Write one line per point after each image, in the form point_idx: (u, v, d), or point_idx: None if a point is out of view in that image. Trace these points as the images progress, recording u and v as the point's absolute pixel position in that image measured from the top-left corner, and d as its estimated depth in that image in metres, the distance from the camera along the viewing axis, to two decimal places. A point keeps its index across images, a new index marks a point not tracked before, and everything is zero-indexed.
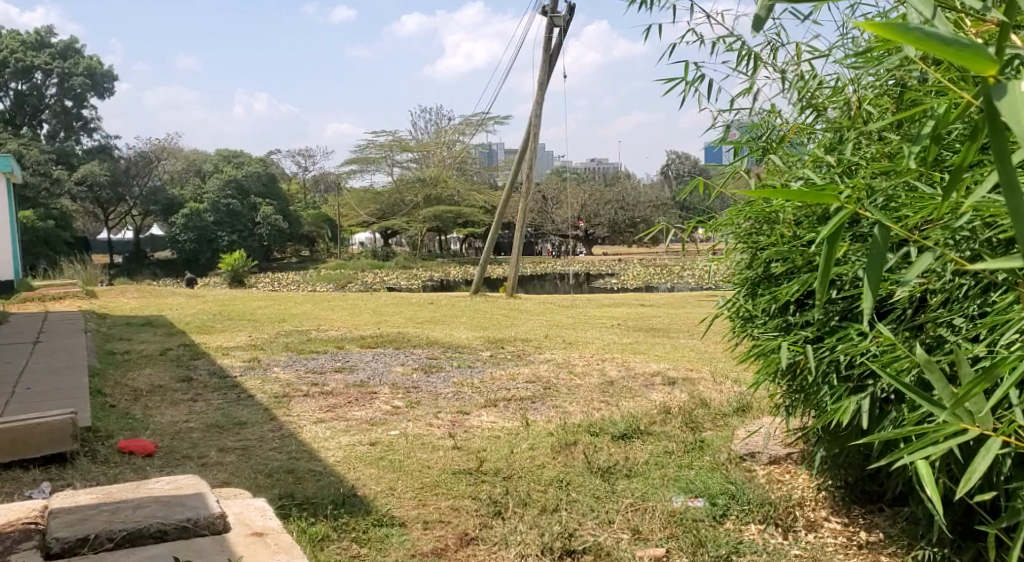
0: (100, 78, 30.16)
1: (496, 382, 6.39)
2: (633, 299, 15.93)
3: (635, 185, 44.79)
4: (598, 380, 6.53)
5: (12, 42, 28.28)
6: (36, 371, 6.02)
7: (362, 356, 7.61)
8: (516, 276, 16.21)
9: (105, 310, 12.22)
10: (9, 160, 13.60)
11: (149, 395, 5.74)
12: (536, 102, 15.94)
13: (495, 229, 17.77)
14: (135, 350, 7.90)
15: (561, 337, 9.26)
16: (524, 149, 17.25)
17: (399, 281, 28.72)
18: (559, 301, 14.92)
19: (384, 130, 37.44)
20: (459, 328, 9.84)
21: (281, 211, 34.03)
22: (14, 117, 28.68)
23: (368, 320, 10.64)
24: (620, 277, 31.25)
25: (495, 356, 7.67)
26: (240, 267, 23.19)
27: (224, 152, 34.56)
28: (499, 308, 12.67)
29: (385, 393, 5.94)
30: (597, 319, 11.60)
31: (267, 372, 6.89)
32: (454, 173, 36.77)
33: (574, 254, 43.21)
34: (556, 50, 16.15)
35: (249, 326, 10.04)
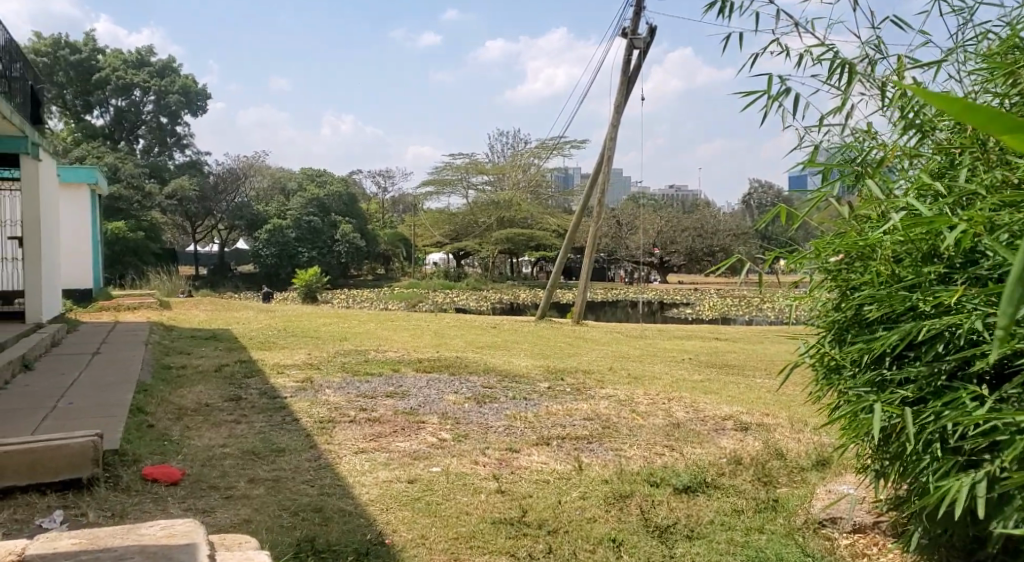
0: (195, 96, 31.22)
1: (553, 418, 5.99)
2: (706, 332, 15.27)
3: (713, 213, 43.81)
4: (662, 420, 6.06)
5: (114, 61, 29.54)
6: (84, 385, 5.92)
7: (417, 381, 7.30)
8: (584, 302, 15.75)
9: (174, 321, 12.32)
10: (94, 173, 14.30)
11: (193, 415, 5.55)
12: (612, 125, 15.56)
13: (564, 253, 17.38)
14: (191, 365, 7.81)
15: (627, 371, 8.79)
16: (597, 173, 16.88)
17: (469, 302, 28.60)
18: (629, 331, 14.42)
19: (461, 152, 37.58)
20: (520, 356, 9.48)
21: (359, 230, 34.47)
22: (112, 132, 29.92)
23: (429, 343, 10.37)
24: (695, 307, 30.44)
25: (555, 388, 7.27)
26: (314, 283, 23.30)
27: (308, 171, 35.22)
28: (564, 336, 12.26)
29: (433, 424, 5.60)
30: (666, 353, 11.07)
31: (317, 393, 6.65)
32: (529, 197, 36.56)
33: (648, 282, 42.44)
34: (635, 73, 15.78)
35: (309, 343, 9.90)
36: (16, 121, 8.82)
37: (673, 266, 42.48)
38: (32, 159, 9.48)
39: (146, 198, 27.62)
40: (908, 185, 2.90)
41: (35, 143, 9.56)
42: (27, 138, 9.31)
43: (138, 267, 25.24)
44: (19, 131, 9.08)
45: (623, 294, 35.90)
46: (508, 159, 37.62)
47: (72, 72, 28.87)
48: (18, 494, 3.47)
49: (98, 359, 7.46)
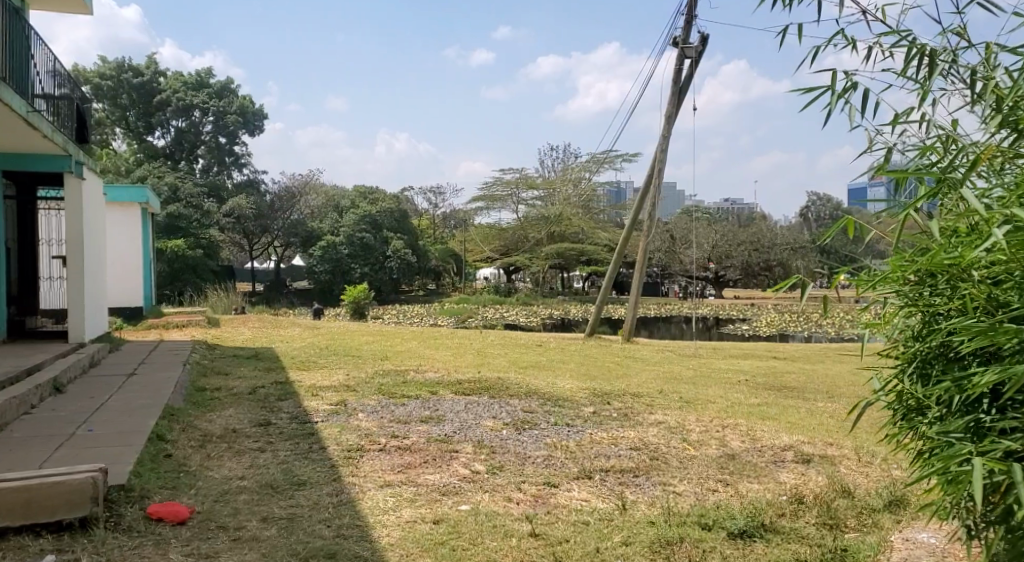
0: (252, 117, 31.64)
1: (597, 447, 5.58)
2: (763, 350, 14.62)
3: (770, 226, 42.75)
4: (716, 451, 5.59)
5: (175, 83, 30.18)
6: (110, 409, 5.75)
7: (454, 405, 6.95)
8: (635, 318, 15.21)
9: (219, 340, 12.25)
10: (145, 192, 14.53)
11: (217, 442, 5.30)
12: (663, 136, 15.10)
13: (613, 268, 16.87)
14: (226, 387, 7.60)
15: (678, 394, 8.31)
16: (648, 185, 16.39)
17: (519, 318, 28.26)
18: (680, 350, 13.87)
19: (512, 167, 37.36)
20: (566, 377, 9.06)
21: (411, 245, 34.42)
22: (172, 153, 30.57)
23: (471, 362, 10.04)
24: (751, 323, 29.60)
25: (600, 413, 6.85)
26: (362, 299, 23.28)
27: (360, 188, 35.44)
28: (613, 355, 11.80)
29: (467, 453, 5.25)
30: (721, 374, 10.52)
31: (349, 418, 6.35)
32: (579, 211, 36.15)
33: (703, 297, 41.54)
34: (687, 83, 15.32)
35: (349, 363, 9.65)
36: (60, 141, 8.84)
37: (728, 281, 41.53)
38: (76, 178, 9.51)
39: (206, 216, 27.98)
40: (1004, 194, 2.47)
41: (79, 162, 9.61)
42: (71, 156, 9.37)
43: (196, 284, 25.58)
44: (62, 150, 9.13)
45: (677, 309, 35.20)
46: (559, 173, 37.25)
47: (135, 94, 29.92)
48: (11, 534, 3.23)
49: (132, 380, 7.33)
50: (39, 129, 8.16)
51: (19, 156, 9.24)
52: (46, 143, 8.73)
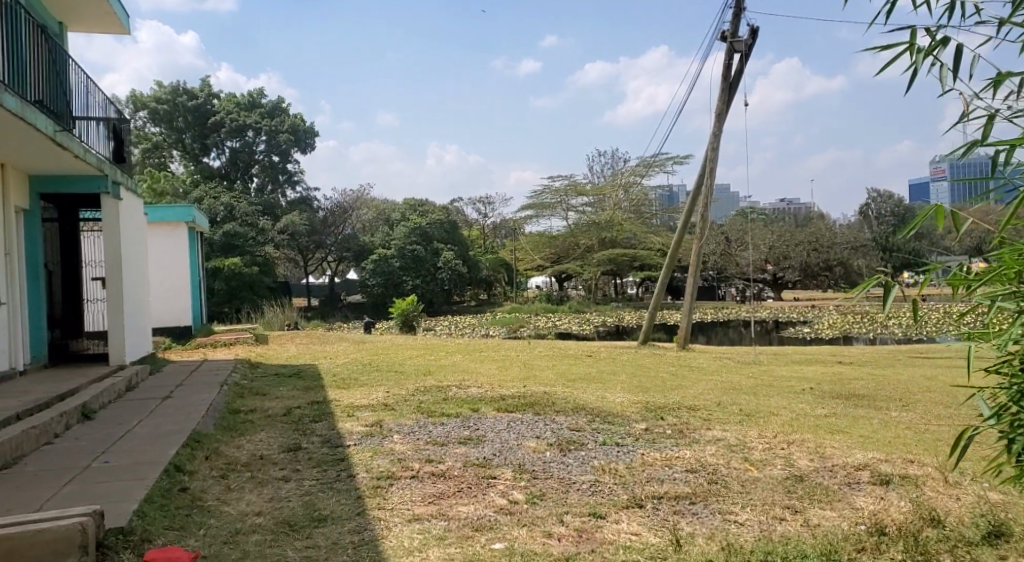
0: (304, 134, 31.84)
1: (650, 471, 5.09)
2: (828, 355, 13.84)
3: (829, 225, 41.39)
4: (781, 472, 5.03)
5: (228, 104, 30.60)
6: (134, 437, 5.50)
7: (496, 424, 6.53)
8: (690, 324, 14.57)
9: (263, 357, 12.06)
10: (190, 211, 14.49)
11: (241, 471, 4.96)
12: (715, 134, 14.47)
13: (666, 273, 16.23)
14: (262, 408, 7.31)
15: (739, 406, 7.72)
16: (699, 185, 15.76)
17: (571, 326, 27.71)
18: (740, 357, 13.18)
19: (561, 174, 36.91)
20: (617, 390, 8.55)
21: (462, 256, 34.19)
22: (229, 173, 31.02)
23: (517, 376, 9.61)
24: (813, 326, 28.50)
25: (653, 431, 6.34)
26: (411, 312, 23.08)
27: (410, 201, 35.34)
28: (667, 365, 11.22)
29: (506, 480, 4.81)
30: (785, 382, 9.87)
31: (384, 440, 5.97)
32: (630, 216, 35.60)
33: (761, 300, 40.34)
34: (737, 78, 14.68)
35: (391, 379, 9.31)
36: (92, 160, 8.74)
37: (787, 283, 40.28)
38: (113, 198, 9.42)
39: (261, 234, 28.17)
40: None
41: (116, 182, 9.52)
42: (107, 177, 9.29)
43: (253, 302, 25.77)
44: (98, 170, 9.06)
45: (734, 313, 34.23)
46: (608, 178, 36.70)
47: (190, 116, 30.46)
48: None
49: (166, 404, 7.11)
50: (69, 149, 8.07)
51: (58, 179, 9.20)
52: (80, 163, 8.65)
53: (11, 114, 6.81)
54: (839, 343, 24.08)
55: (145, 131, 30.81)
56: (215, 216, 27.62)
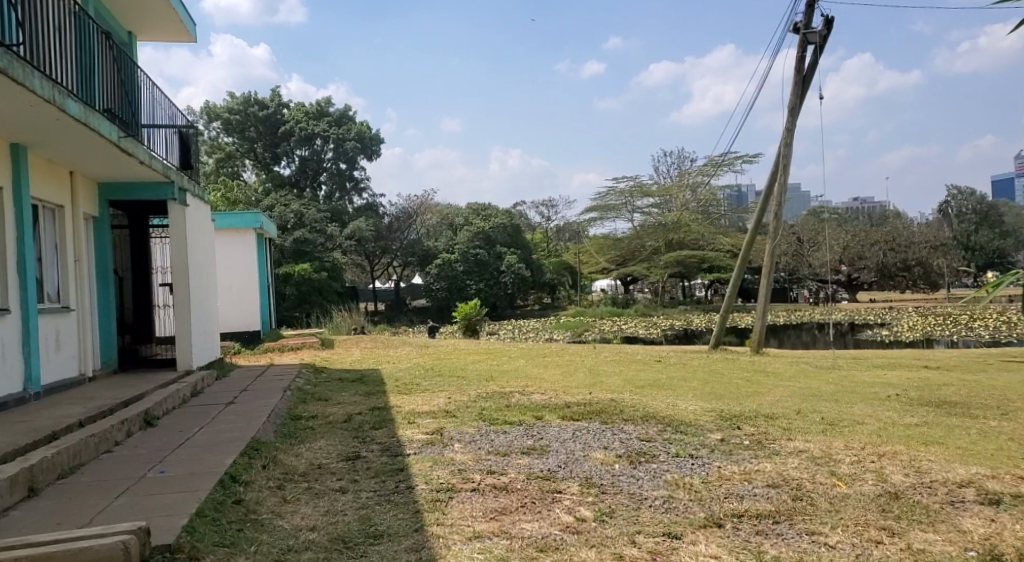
0: (370, 141, 32.14)
1: (728, 487, 4.74)
2: (912, 360, 13.11)
3: (906, 224, 39.73)
4: (873, 489, 4.60)
5: (297, 113, 31.09)
6: (194, 445, 5.42)
7: (561, 433, 6.25)
8: (764, 328, 13.99)
9: (327, 362, 12.05)
10: (257, 218, 14.61)
11: (298, 482, 4.81)
12: (788, 129, 13.88)
13: (737, 274, 15.65)
14: (323, 414, 7.20)
15: (821, 415, 7.26)
16: (771, 183, 15.17)
17: (637, 330, 27.19)
18: (817, 362, 12.57)
19: (625, 176, 36.36)
20: (688, 398, 8.16)
21: (526, 259, 33.98)
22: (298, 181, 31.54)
23: (584, 382, 9.30)
24: (892, 328, 27.31)
25: (729, 442, 5.96)
26: (475, 316, 22.95)
27: (474, 205, 35.30)
28: (740, 370, 10.75)
29: (572, 495, 4.54)
30: (868, 389, 9.30)
31: (445, 450, 5.75)
32: (697, 216, 34.83)
33: (835, 301, 38.99)
34: (811, 71, 14.06)
35: (454, 385, 9.13)
36: (158, 167, 8.80)
37: (863, 284, 38.82)
38: (180, 205, 9.50)
39: (329, 240, 28.48)
40: None
41: (182, 189, 9.59)
42: (172, 184, 9.36)
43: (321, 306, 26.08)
44: (164, 177, 9.13)
45: (807, 315, 33.12)
46: (674, 179, 35.99)
47: (261, 126, 31.07)
48: None
49: (229, 411, 7.06)
50: (134, 156, 8.14)
51: (125, 186, 9.32)
52: (146, 170, 8.73)
53: (75, 120, 6.84)
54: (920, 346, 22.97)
55: (218, 141, 31.53)
56: (285, 223, 28.04)
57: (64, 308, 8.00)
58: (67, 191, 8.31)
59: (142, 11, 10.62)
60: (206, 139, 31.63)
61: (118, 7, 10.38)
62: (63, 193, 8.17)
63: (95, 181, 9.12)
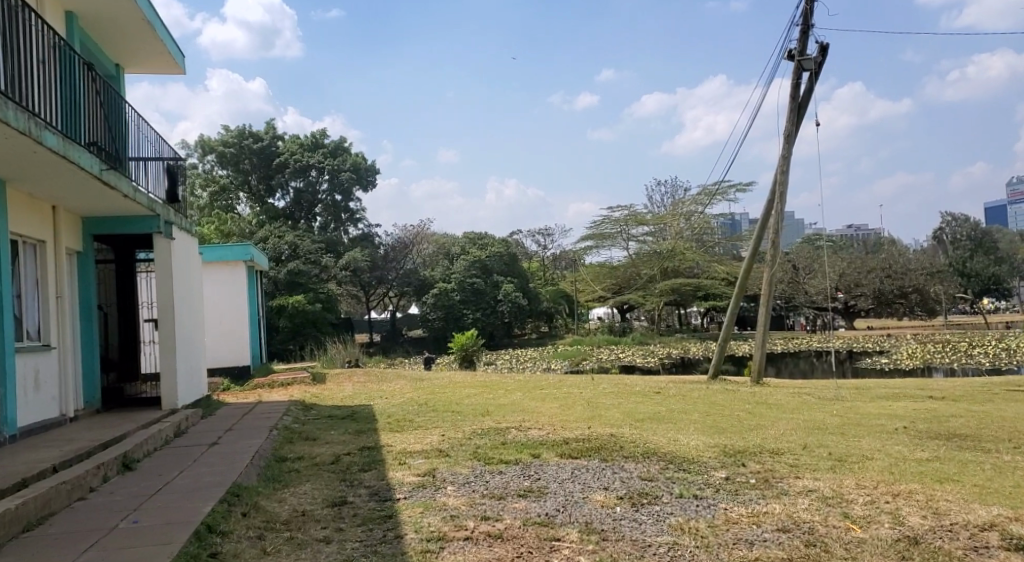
0: (365, 172, 32.07)
1: (736, 532, 4.48)
2: (915, 389, 12.89)
3: (902, 250, 39.72)
4: (891, 533, 4.34)
5: (292, 145, 31.03)
6: (171, 491, 5.13)
7: (559, 473, 5.98)
8: (764, 357, 13.74)
9: (319, 397, 11.77)
10: (248, 251, 14.37)
11: (280, 531, 4.54)
12: (785, 156, 13.77)
13: (734, 304, 15.44)
14: (310, 455, 6.92)
15: (829, 450, 6.99)
16: (768, 212, 15.03)
17: (635, 359, 26.90)
18: (819, 392, 12.32)
19: (621, 205, 36.30)
20: (690, 432, 7.90)
21: (523, 289, 33.79)
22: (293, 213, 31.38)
23: (582, 416, 9.03)
24: (892, 356, 27.10)
25: (735, 481, 5.69)
26: (471, 346, 22.66)
27: (470, 235, 35.15)
28: (743, 402, 10.49)
29: (572, 543, 4.27)
30: (874, 420, 9.05)
31: (437, 493, 5.48)
32: (693, 245, 34.77)
33: (833, 328, 38.82)
34: (806, 98, 14.00)
35: (448, 422, 8.84)
36: (142, 200, 8.59)
37: (859, 310, 38.70)
38: (165, 239, 9.29)
39: (324, 271, 28.26)
40: None
41: (167, 222, 9.39)
42: (157, 217, 9.16)
43: (317, 338, 25.79)
44: (149, 211, 8.93)
45: (805, 343, 32.93)
46: (669, 207, 35.93)
47: (256, 158, 31.00)
48: None
49: (212, 453, 6.75)
50: (118, 189, 7.93)
51: (109, 220, 9.10)
52: (130, 203, 8.51)
53: (53, 153, 6.60)
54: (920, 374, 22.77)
55: (213, 174, 31.34)
56: (280, 255, 27.80)
57: (44, 346, 7.70)
58: (49, 225, 8.06)
59: (130, 45, 10.50)
60: (200, 172, 31.47)
61: (105, 39, 10.22)
62: (44, 228, 7.93)
63: (78, 215, 8.89)
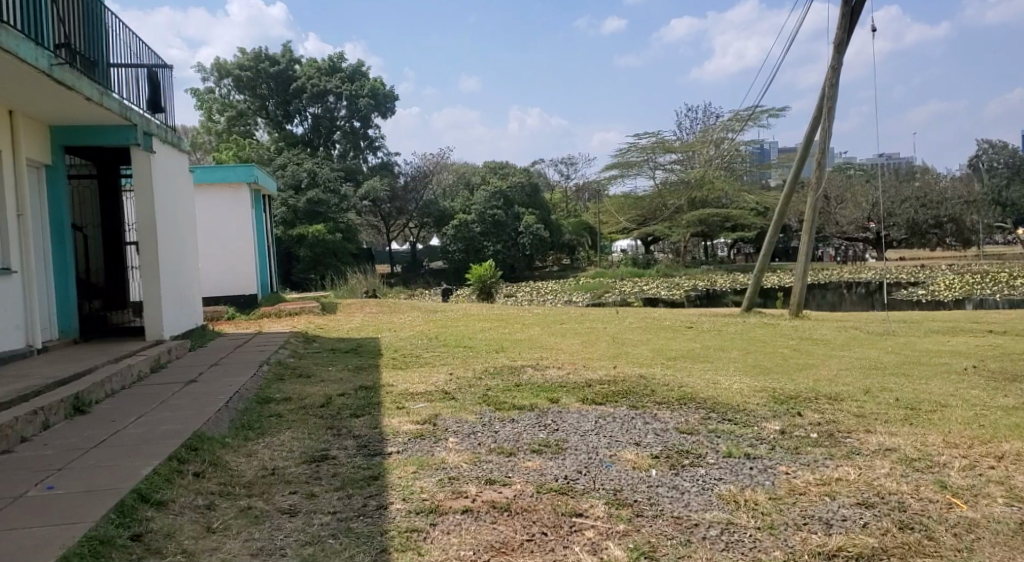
0: (384, 98, 30.62)
1: (806, 507, 3.57)
2: (970, 323, 11.79)
3: (939, 179, 37.94)
4: (1008, 513, 3.40)
5: (309, 69, 29.53)
6: (115, 446, 4.30)
7: (581, 424, 5.09)
8: (804, 289, 12.64)
9: (324, 329, 10.93)
10: (251, 173, 13.34)
11: (236, 497, 3.67)
12: (835, 67, 12.37)
13: (773, 232, 14.22)
14: (299, 396, 6.04)
15: (896, 396, 5.99)
16: (812, 131, 13.66)
17: (658, 291, 25.89)
18: (867, 326, 11.28)
19: (647, 132, 34.77)
20: (730, 373, 6.96)
21: (545, 220, 32.64)
22: (311, 140, 30.25)
23: (607, 354, 8.13)
24: (929, 287, 25.87)
25: (793, 436, 4.74)
26: (489, 277, 21.70)
27: (490, 164, 33.70)
28: (786, 338, 9.49)
29: (597, 521, 3.37)
30: (936, 359, 8.02)
31: (436, 446, 4.58)
32: (723, 173, 33.36)
33: (864, 261, 37.51)
34: (860, 3, 12.54)
35: (458, 358, 7.97)
36: (110, 106, 7.58)
37: (892, 242, 37.24)
38: (145, 151, 8.31)
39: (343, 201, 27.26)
40: None
41: (148, 133, 8.41)
42: (135, 126, 8.18)
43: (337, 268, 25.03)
44: (123, 119, 7.93)
45: (835, 274, 31.74)
46: (698, 134, 34.30)
47: (273, 83, 29.62)
48: None
49: (183, 393, 5.91)
50: (79, 92, 6.93)
51: (80, 128, 8.12)
52: (98, 109, 7.52)
53: None
54: (955, 307, 21.67)
55: (230, 99, 30.29)
56: (298, 183, 26.52)
57: (2, 270, 6.87)
58: (5, 133, 7.11)
59: None
60: (217, 96, 30.51)
61: None
62: None
63: (44, 123, 7.91)
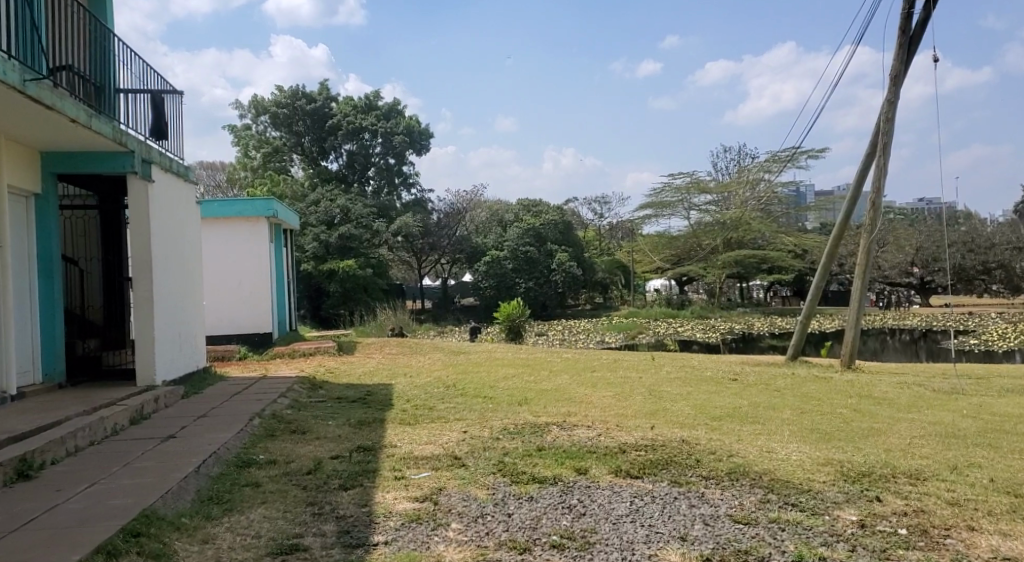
0: (419, 136, 30.18)
1: None
2: None
3: (985, 223, 36.48)
4: None
5: (345, 106, 29.25)
6: (42, 528, 3.56)
7: (613, 506, 4.21)
8: (858, 338, 11.60)
9: (335, 372, 10.15)
10: (270, 206, 12.79)
11: None
12: (892, 100, 11.47)
13: (821, 276, 13.21)
14: (286, 458, 5.23)
15: (990, 476, 5.01)
16: (864, 170, 12.72)
17: (692, 333, 24.81)
18: (932, 381, 10.18)
19: (683, 172, 33.85)
20: (787, 440, 6.02)
21: (578, 259, 31.80)
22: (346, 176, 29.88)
23: (643, 410, 7.21)
24: (979, 336, 24.49)
25: (877, 533, 3.81)
26: (517, 317, 20.81)
27: (524, 202, 33.02)
28: (845, 395, 8.46)
29: None
30: (1021, 425, 6.96)
31: (435, 536, 3.74)
32: (759, 215, 32.35)
33: (907, 306, 36.02)
34: (918, 32, 11.68)
35: (475, 412, 7.12)
36: (100, 130, 6.97)
37: (936, 286, 35.77)
38: (142, 180, 7.70)
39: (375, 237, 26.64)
40: None
41: (146, 161, 7.81)
42: (133, 153, 7.58)
43: (367, 305, 24.43)
44: (117, 144, 7.33)
45: (879, 320, 30.34)
46: (735, 174, 33.27)
47: (309, 120, 29.40)
48: None
49: (154, 453, 5.14)
50: (61, 112, 6.31)
51: (75, 155, 7.54)
52: (89, 133, 6.93)
53: None
54: (1007, 358, 20.36)
55: (266, 135, 30.10)
56: (331, 219, 25.94)
57: None
58: None
59: None
60: (254, 132, 30.39)
61: None
62: None
63: (35, 149, 7.33)
